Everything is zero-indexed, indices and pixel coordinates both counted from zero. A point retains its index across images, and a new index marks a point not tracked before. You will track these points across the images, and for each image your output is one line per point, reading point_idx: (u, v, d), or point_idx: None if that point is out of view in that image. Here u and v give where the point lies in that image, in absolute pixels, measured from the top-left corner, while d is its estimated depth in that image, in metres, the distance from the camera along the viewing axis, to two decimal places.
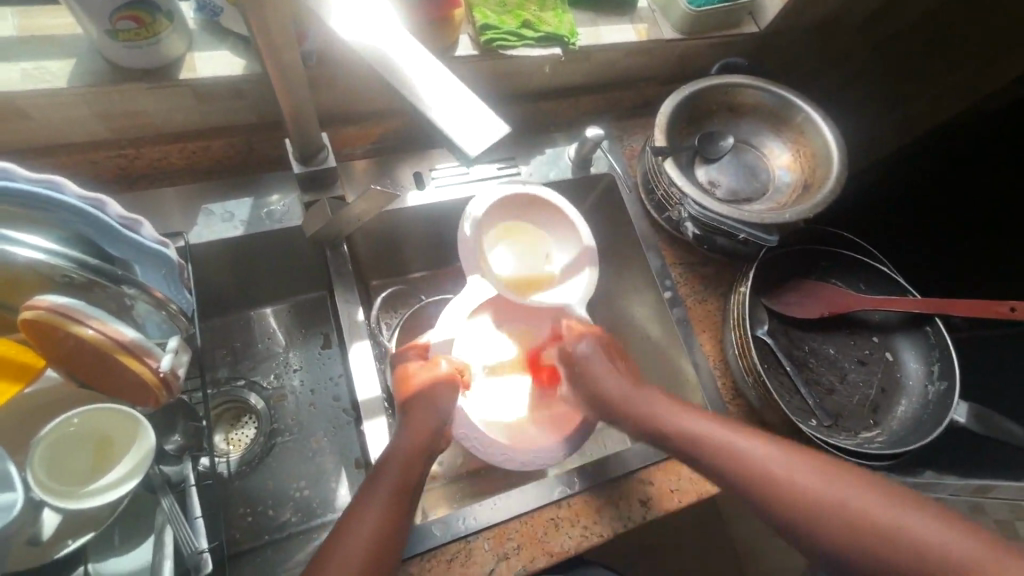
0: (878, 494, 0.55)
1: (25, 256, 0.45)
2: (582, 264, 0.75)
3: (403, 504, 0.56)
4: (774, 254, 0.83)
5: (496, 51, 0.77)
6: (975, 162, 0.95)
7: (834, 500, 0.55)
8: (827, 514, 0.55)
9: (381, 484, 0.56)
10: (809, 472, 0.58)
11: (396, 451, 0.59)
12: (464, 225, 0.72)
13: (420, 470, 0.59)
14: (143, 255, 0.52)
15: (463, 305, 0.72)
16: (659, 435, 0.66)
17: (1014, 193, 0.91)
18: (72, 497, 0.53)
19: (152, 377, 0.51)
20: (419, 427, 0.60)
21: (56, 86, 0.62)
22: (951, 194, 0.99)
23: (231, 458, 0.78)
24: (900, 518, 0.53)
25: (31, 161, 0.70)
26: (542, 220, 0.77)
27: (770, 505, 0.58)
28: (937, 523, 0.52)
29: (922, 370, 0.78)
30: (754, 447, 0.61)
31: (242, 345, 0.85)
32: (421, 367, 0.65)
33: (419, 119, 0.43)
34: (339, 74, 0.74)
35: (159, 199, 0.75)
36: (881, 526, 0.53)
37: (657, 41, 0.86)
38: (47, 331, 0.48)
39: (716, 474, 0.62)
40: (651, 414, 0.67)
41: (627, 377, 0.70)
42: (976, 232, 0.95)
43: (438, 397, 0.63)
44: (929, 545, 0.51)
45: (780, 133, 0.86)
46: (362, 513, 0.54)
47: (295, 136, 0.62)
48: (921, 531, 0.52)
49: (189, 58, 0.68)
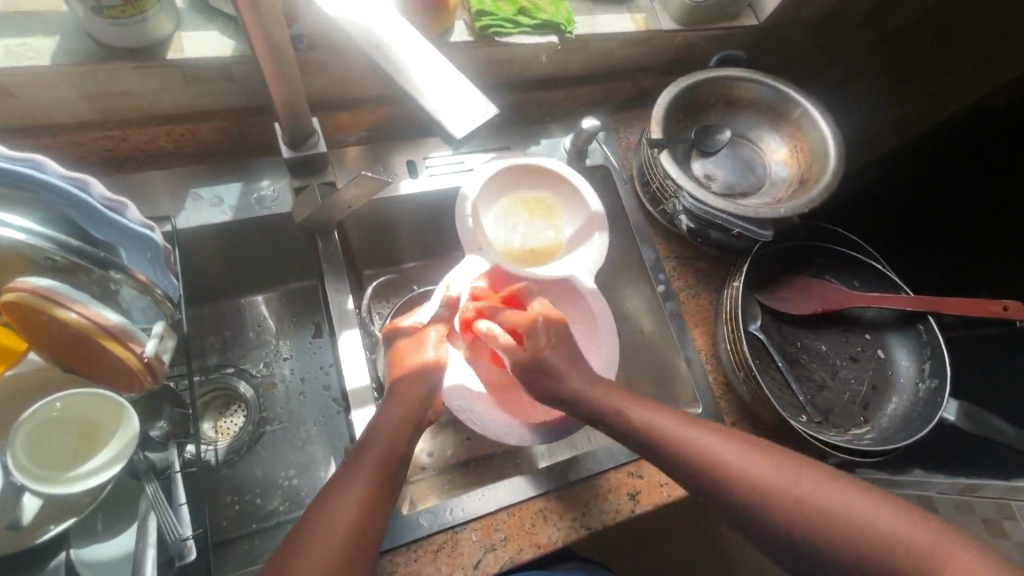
0: (847, 487, 0.51)
1: (3, 235, 0.44)
2: (592, 232, 0.78)
3: (389, 477, 0.55)
4: (769, 250, 0.82)
5: (491, 38, 0.76)
6: (975, 160, 0.92)
7: (803, 491, 0.51)
8: (795, 509, 0.51)
9: (362, 465, 0.54)
10: (775, 465, 0.53)
11: (382, 426, 0.58)
12: (462, 204, 0.75)
13: (406, 437, 0.58)
14: (126, 238, 0.51)
15: (462, 277, 0.72)
16: (620, 431, 0.60)
17: (1015, 190, 0.87)
18: (53, 482, 0.52)
19: (136, 362, 0.50)
20: (409, 401, 0.61)
21: (39, 63, 0.61)
22: (949, 193, 0.95)
23: (219, 446, 0.78)
24: (871, 510, 0.49)
25: (16, 141, 0.68)
26: (551, 189, 0.81)
27: (737, 501, 0.53)
28: (908, 516, 0.49)
29: (913, 368, 0.78)
30: (716, 440, 0.56)
31: (232, 333, 0.84)
32: (412, 345, 0.66)
33: (410, 101, 0.43)
34: (331, 58, 0.72)
35: (147, 181, 0.73)
36: (851, 520, 0.49)
37: (655, 31, 0.85)
38: (29, 314, 0.47)
39: (677, 472, 0.57)
40: (615, 408, 0.61)
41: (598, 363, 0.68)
42: (975, 231, 0.92)
43: (428, 382, 0.63)
44: (904, 539, 0.47)
45: (778, 127, 0.86)
46: (341, 493, 0.52)
47: (285, 120, 0.61)
48: (893, 526, 0.48)
49: (177, 38, 0.66)
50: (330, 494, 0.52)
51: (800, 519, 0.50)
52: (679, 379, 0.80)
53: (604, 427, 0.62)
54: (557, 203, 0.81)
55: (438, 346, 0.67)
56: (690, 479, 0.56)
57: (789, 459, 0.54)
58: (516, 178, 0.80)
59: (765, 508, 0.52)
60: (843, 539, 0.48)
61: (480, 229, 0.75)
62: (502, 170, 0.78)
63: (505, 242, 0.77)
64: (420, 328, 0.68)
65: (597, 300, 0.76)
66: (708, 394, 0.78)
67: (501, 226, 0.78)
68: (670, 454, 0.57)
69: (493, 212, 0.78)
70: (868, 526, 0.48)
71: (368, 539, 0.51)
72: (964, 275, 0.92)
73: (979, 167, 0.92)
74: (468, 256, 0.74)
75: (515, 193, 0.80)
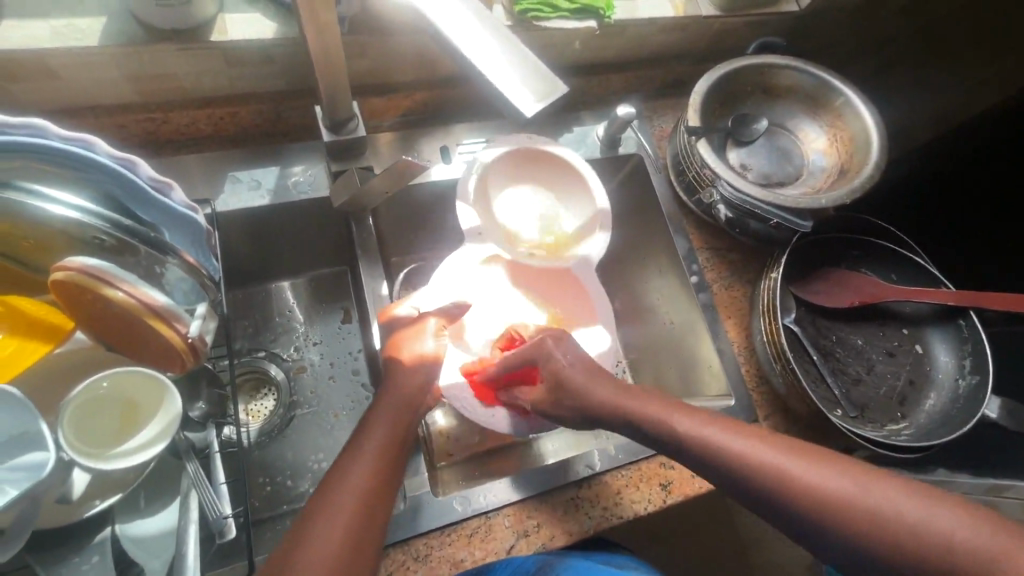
0: (868, 476, 0.49)
1: (58, 213, 0.44)
2: (595, 228, 0.78)
3: (397, 458, 0.56)
4: (806, 241, 0.81)
5: (530, 22, 0.75)
6: (986, 163, 0.93)
7: (809, 480, 0.50)
8: (801, 497, 0.49)
9: (369, 441, 0.55)
10: (790, 455, 0.52)
11: (384, 410, 0.58)
12: (470, 180, 0.75)
13: (409, 427, 0.59)
14: (170, 218, 0.52)
15: (468, 260, 0.77)
16: (654, 438, 0.57)
17: (1015, 190, 0.91)
18: (99, 458, 0.53)
19: (180, 342, 0.51)
20: (408, 382, 0.61)
21: (86, 44, 0.62)
22: (964, 195, 0.97)
23: (251, 428, 0.79)
24: (872, 495, 0.48)
25: (60, 123, 0.69)
26: (557, 174, 0.80)
27: (749, 488, 0.52)
28: (916, 498, 0.47)
29: (953, 363, 0.77)
30: (733, 434, 0.54)
31: (263, 318, 0.85)
32: (410, 333, 0.64)
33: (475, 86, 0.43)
34: (372, 41, 0.72)
35: (186, 165, 0.74)
36: (863, 508, 0.47)
37: (694, 17, 0.83)
38: (80, 292, 0.47)
39: (687, 461, 0.56)
40: (628, 411, 0.58)
41: (594, 375, 0.61)
42: (981, 227, 0.95)
43: (426, 377, 0.62)
44: (909, 526, 0.46)
45: (817, 116, 0.84)
46: (347, 474, 0.52)
47: (326, 104, 0.63)
48: (899, 510, 0.47)
49: (220, 21, 0.66)
50: (339, 480, 0.52)
51: (809, 507, 0.49)
52: (708, 371, 0.80)
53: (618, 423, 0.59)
54: (560, 189, 0.81)
55: (437, 337, 0.65)
56: (707, 467, 0.54)
57: (806, 450, 0.52)
58: (527, 159, 0.79)
59: (772, 493, 0.51)
60: (847, 524, 0.48)
61: (484, 212, 0.76)
62: (521, 152, 0.78)
63: (510, 221, 0.79)
64: (418, 318, 0.66)
65: (591, 277, 0.79)
66: (739, 386, 0.77)
67: (519, 221, 0.79)
68: (682, 447, 0.55)
69: (504, 191, 0.79)
70: (888, 515, 0.47)
71: (369, 528, 0.51)
72: (982, 265, 0.95)
73: (987, 171, 0.93)
74: (465, 243, 0.76)
75: (522, 176, 0.80)
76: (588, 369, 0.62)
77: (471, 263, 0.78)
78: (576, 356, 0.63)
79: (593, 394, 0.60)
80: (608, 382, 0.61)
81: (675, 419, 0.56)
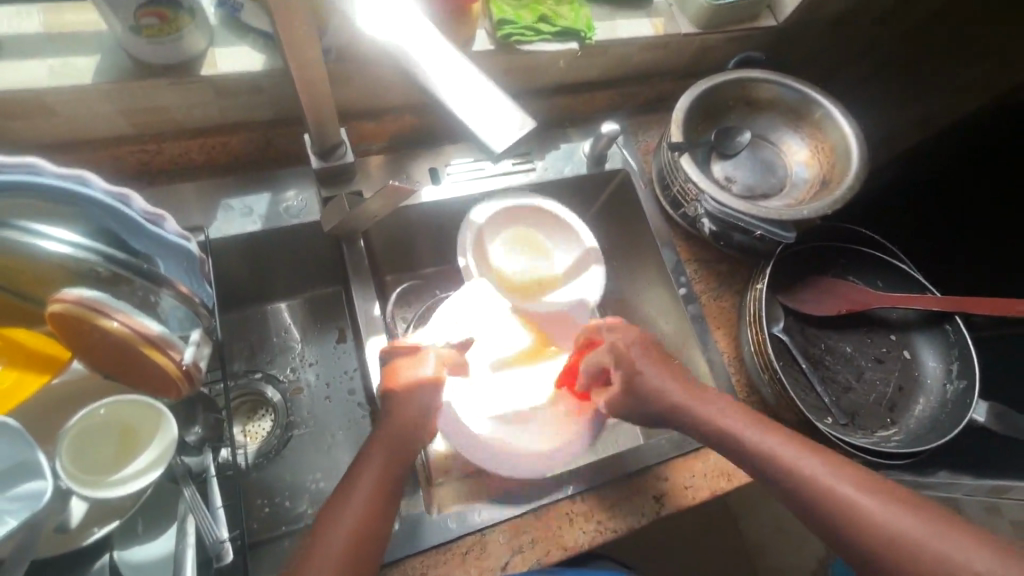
0: (872, 486, 0.56)
1: (52, 249, 0.45)
2: (588, 265, 0.85)
3: (394, 479, 0.57)
4: (791, 252, 0.82)
5: (513, 46, 0.77)
6: (982, 163, 0.90)
7: (821, 482, 0.57)
8: (813, 491, 0.57)
9: (369, 463, 0.57)
10: (811, 457, 0.59)
11: (379, 435, 0.59)
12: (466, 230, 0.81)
13: (414, 442, 0.60)
14: (163, 248, 0.53)
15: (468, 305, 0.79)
16: (694, 431, 0.65)
17: (1016, 189, 0.87)
18: (98, 486, 0.54)
19: (175, 370, 0.52)
20: (409, 412, 0.61)
21: (81, 82, 0.64)
22: (960, 196, 0.93)
23: (249, 450, 0.79)
24: (870, 501, 0.55)
25: (56, 158, 0.71)
26: (547, 226, 0.86)
27: (769, 477, 0.60)
28: (912, 516, 0.53)
29: (941, 369, 0.78)
30: (766, 433, 0.62)
31: (259, 339, 0.86)
32: (409, 362, 0.64)
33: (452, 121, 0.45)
34: (358, 69, 0.73)
35: (180, 193, 0.75)
36: (860, 513, 0.54)
37: (674, 35, 0.86)
38: (76, 324, 0.48)
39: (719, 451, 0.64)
40: (671, 405, 0.65)
41: (662, 370, 0.67)
42: (984, 226, 0.92)
43: (423, 400, 0.62)
44: (901, 535, 0.52)
45: (798, 128, 0.86)
46: (341, 500, 0.54)
47: (313, 132, 0.64)
48: (895, 523, 0.53)
49: (210, 55, 0.68)
50: (340, 502, 0.54)
51: (817, 501, 0.56)
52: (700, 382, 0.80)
53: (665, 419, 0.66)
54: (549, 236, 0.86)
55: (437, 365, 0.65)
56: None
57: (824, 455, 0.59)
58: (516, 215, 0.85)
59: (786, 486, 0.59)
60: (842, 522, 0.55)
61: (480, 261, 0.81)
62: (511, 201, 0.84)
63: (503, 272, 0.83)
64: (419, 348, 0.66)
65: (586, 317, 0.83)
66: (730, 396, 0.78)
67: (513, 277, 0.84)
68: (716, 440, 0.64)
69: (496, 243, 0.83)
70: (877, 520, 0.53)
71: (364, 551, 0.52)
72: (982, 266, 0.92)
73: (985, 171, 0.90)
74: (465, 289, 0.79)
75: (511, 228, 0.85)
76: (657, 364, 0.68)
77: (471, 304, 0.79)
78: (647, 352, 0.69)
79: (648, 388, 0.66)
80: (671, 384, 0.66)
81: (717, 415, 0.64)
